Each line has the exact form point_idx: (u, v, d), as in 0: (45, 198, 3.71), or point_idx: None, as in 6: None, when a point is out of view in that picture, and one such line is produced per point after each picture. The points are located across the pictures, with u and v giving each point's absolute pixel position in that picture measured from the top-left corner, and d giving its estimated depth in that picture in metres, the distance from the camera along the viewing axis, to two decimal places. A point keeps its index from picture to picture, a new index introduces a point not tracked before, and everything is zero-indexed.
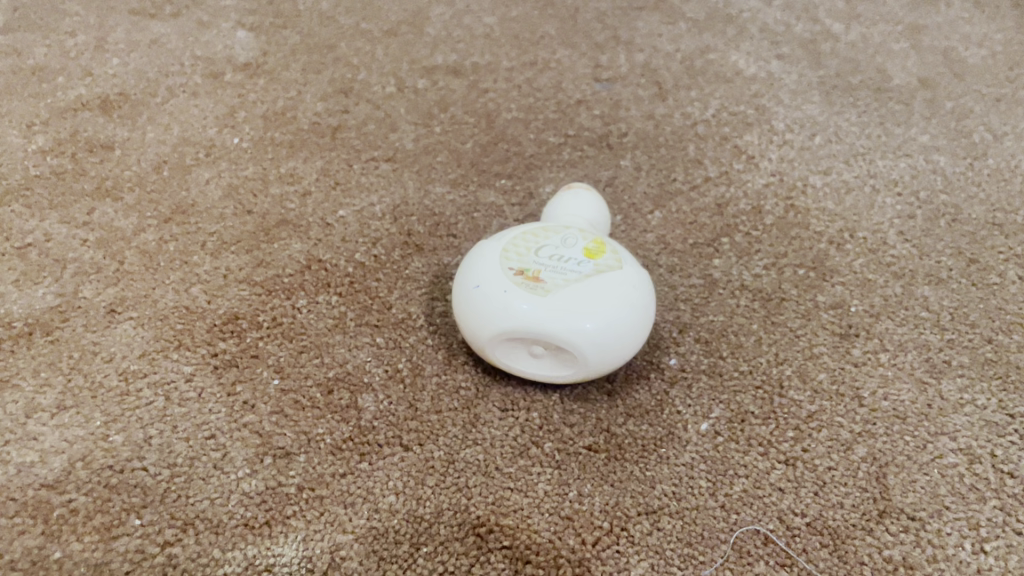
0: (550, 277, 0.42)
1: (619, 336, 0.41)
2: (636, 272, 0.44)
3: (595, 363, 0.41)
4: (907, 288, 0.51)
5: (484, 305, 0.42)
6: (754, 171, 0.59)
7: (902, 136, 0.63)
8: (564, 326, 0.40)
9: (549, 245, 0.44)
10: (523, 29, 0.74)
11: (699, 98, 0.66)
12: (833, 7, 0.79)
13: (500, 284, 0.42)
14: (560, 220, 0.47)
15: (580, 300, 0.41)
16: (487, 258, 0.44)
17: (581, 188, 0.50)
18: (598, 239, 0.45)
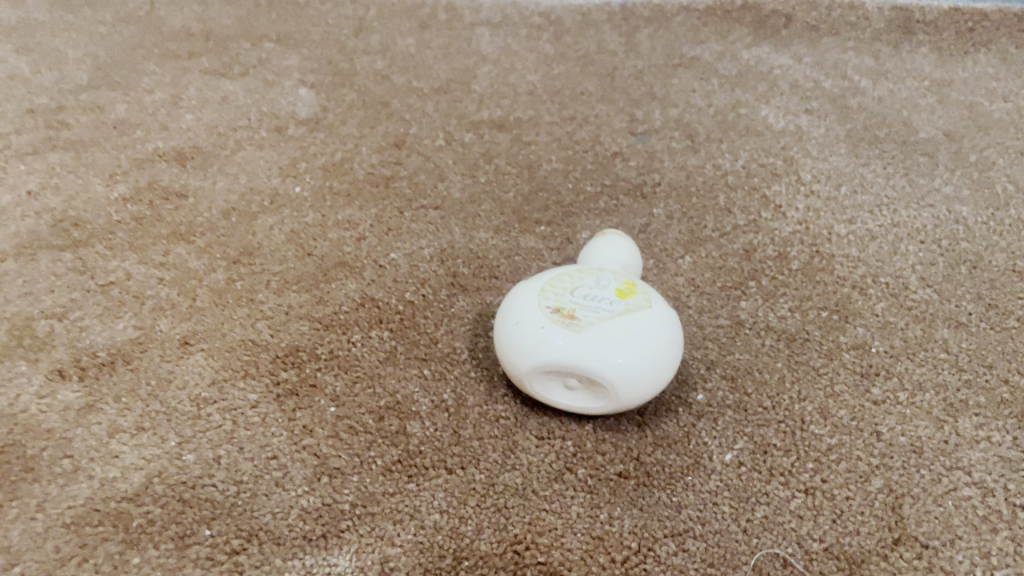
0: (584, 315, 0.46)
1: (648, 371, 0.44)
2: (666, 313, 0.47)
3: (624, 396, 0.45)
4: (927, 330, 0.53)
5: (522, 340, 0.45)
6: (782, 219, 0.62)
7: (926, 187, 0.66)
8: (597, 361, 0.44)
9: (583, 287, 0.48)
10: (564, 86, 0.78)
11: (729, 150, 0.70)
12: (862, 63, 0.82)
13: (538, 321, 0.46)
14: (594, 264, 0.50)
15: (612, 337, 0.44)
16: (527, 297, 0.48)
17: (615, 234, 0.54)
18: (629, 282, 0.48)
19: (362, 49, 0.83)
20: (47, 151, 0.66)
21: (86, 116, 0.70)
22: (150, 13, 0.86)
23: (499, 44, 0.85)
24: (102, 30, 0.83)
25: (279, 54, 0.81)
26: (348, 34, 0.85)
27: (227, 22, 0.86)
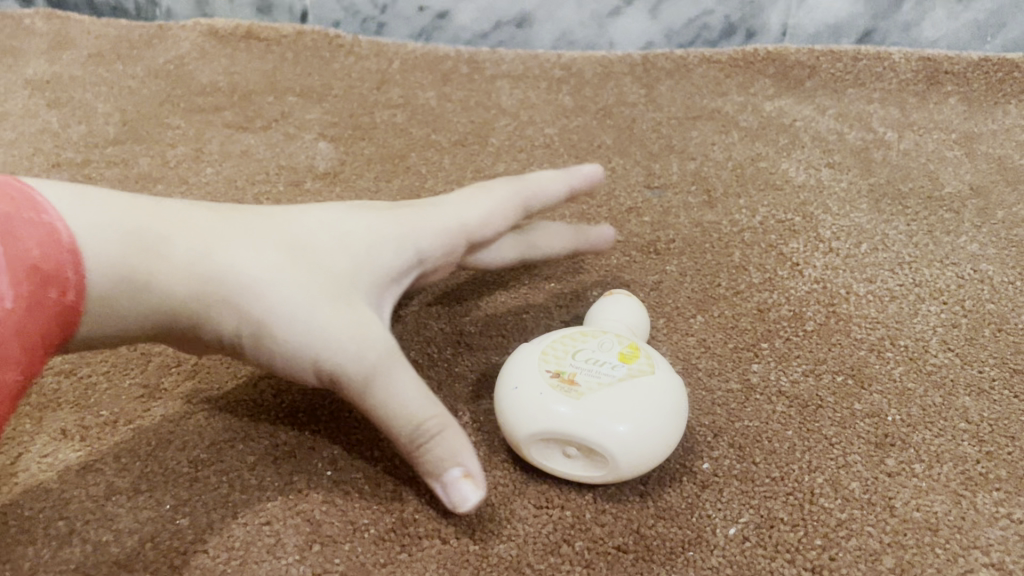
0: (583, 381, 0.45)
1: (653, 442, 0.43)
2: (669, 377, 0.46)
3: (627, 469, 0.43)
4: (947, 398, 0.51)
5: (518, 407, 0.45)
6: (798, 278, 0.61)
7: (950, 244, 0.64)
8: (597, 429, 0.42)
9: (583, 352, 0.47)
10: (582, 139, 0.78)
11: (747, 205, 0.69)
12: (888, 115, 0.81)
13: (538, 386, 0.45)
14: (595, 328, 0.50)
15: (614, 405, 0.43)
16: (525, 363, 0.47)
17: (622, 296, 0.53)
18: (632, 345, 0.48)
19: (384, 102, 0.84)
20: None
21: (110, 170, 0.72)
22: (179, 67, 0.88)
23: (519, 96, 0.85)
24: (132, 84, 0.85)
25: (301, 108, 0.82)
26: (369, 87, 0.86)
27: (252, 76, 0.87)
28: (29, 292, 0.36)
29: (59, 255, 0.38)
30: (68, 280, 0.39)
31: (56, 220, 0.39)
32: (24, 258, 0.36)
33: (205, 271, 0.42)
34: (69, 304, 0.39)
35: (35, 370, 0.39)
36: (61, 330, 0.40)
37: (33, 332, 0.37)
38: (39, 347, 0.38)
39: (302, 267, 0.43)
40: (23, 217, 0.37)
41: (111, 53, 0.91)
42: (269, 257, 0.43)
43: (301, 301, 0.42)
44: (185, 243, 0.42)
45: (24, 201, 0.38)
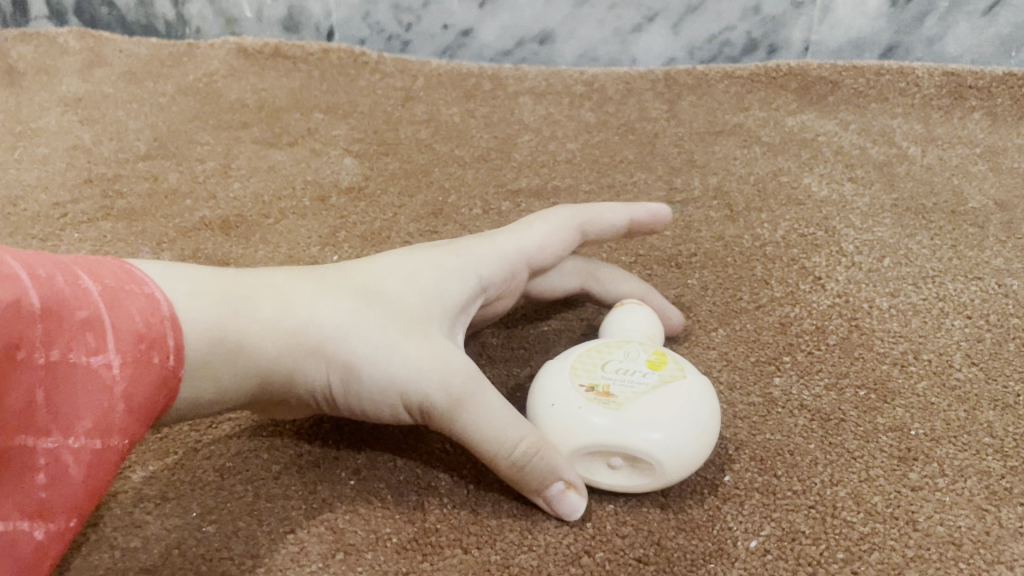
0: (617, 391, 0.45)
1: (694, 445, 0.43)
2: (699, 379, 0.47)
3: (671, 474, 0.43)
4: (971, 412, 0.51)
5: (558, 422, 0.45)
6: (820, 291, 0.61)
7: (974, 259, 0.64)
8: (640, 437, 0.43)
9: (612, 363, 0.48)
10: (603, 154, 0.79)
11: (769, 219, 0.69)
12: (911, 129, 0.81)
13: (574, 400, 0.45)
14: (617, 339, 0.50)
15: (653, 412, 0.44)
16: (557, 378, 0.47)
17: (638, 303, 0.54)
18: (659, 352, 0.48)
19: (408, 118, 0.85)
20: (101, 220, 0.68)
21: (140, 185, 0.73)
22: (208, 85, 0.90)
23: (542, 112, 0.86)
24: (162, 101, 0.87)
25: (327, 124, 0.83)
26: (394, 104, 0.88)
27: (280, 93, 0.89)
28: (133, 358, 0.35)
29: (160, 321, 0.37)
30: (167, 347, 0.37)
31: (155, 291, 0.38)
32: (126, 327, 0.36)
33: (292, 327, 0.43)
34: (171, 370, 0.38)
35: (137, 434, 0.36)
36: (162, 397, 0.38)
37: (137, 400, 0.36)
38: (146, 414, 0.36)
39: (379, 312, 0.45)
40: (123, 289, 0.37)
41: (143, 71, 0.93)
42: (346, 308, 0.45)
43: (386, 342, 0.44)
44: (271, 305, 0.44)
45: (124, 275, 0.37)
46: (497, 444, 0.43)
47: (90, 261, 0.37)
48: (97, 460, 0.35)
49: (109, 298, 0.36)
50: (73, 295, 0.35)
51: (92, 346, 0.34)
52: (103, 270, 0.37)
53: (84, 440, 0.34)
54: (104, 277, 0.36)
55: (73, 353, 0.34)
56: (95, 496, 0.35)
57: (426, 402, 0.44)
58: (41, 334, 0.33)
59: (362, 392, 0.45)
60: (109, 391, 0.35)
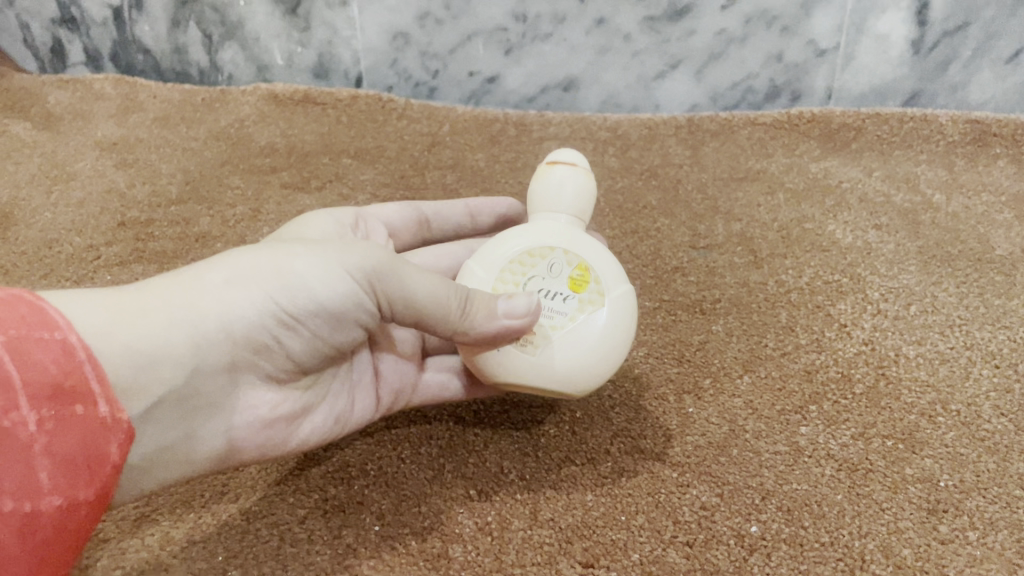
0: (541, 323, 0.49)
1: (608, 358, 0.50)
2: (620, 301, 0.50)
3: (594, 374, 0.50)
4: (1001, 463, 0.50)
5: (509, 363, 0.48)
6: (846, 339, 0.61)
7: (1002, 307, 0.63)
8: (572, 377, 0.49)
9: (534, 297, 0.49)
10: (627, 200, 0.80)
11: (794, 265, 0.69)
12: (936, 177, 0.81)
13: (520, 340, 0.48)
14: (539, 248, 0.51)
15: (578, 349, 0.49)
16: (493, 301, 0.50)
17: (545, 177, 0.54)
18: (581, 266, 0.50)
19: (434, 163, 0.87)
20: (133, 263, 0.70)
21: (172, 229, 0.75)
22: (239, 130, 0.92)
23: None
24: (194, 145, 0.89)
25: (355, 169, 0.85)
26: (420, 149, 0.89)
27: (310, 138, 0.90)
28: (51, 412, 0.36)
29: (80, 368, 0.37)
30: (93, 393, 0.38)
31: (70, 333, 0.38)
32: (39, 379, 0.36)
33: (191, 292, 0.44)
34: (106, 418, 0.38)
35: (78, 490, 0.37)
36: (103, 446, 0.38)
37: (63, 455, 0.37)
38: (79, 467, 0.37)
39: (255, 249, 0.47)
40: (33, 337, 0.37)
41: (176, 116, 0.95)
42: (223, 263, 0.45)
43: (301, 253, 0.46)
44: (155, 284, 0.44)
45: (33, 318, 0.37)
46: (439, 287, 0.46)
47: None
48: (32, 526, 0.36)
49: (15, 351, 0.36)
50: None
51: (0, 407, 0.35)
52: (9, 316, 0.37)
53: (10, 504, 0.35)
54: (7, 327, 0.36)
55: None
56: (44, 564, 0.37)
57: (361, 278, 0.46)
58: None
59: (308, 300, 0.46)
60: (27, 451, 0.36)
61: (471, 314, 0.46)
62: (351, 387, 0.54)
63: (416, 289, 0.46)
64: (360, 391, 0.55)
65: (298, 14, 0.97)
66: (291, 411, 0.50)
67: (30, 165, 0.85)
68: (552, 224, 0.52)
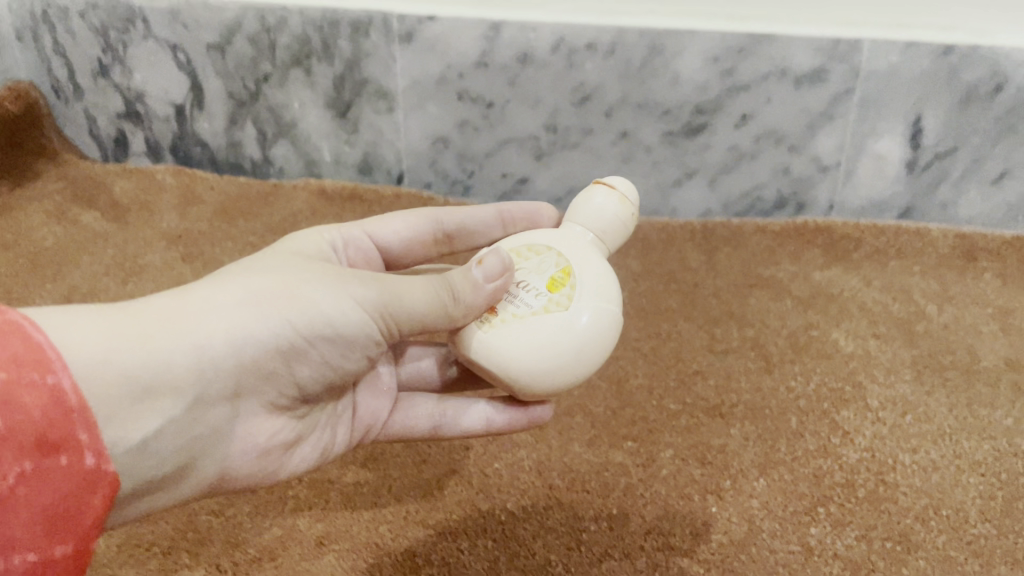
0: (506, 310, 0.55)
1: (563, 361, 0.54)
2: (585, 309, 0.54)
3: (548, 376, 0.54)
4: (986, 566, 0.58)
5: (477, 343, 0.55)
6: (849, 445, 0.68)
7: (987, 418, 0.71)
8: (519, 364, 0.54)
9: (521, 271, 0.57)
10: (649, 302, 0.88)
11: (802, 372, 0.77)
12: (928, 287, 0.90)
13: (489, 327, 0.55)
14: (540, 239, 0.59)
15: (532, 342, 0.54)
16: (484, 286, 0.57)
17: (596, 186, 0.61)
18: (566, 271, 0.56)
19: None
20: None
21: None
22: (293, 225, 1.01)
23: None
24: (253, 240, 0.98)
25: None
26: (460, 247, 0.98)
27: None
28: (31, 463, 0.39)
29: (68, 418, 0.40)
30: (80, 443, 0.41)
31: (61, 379, 0.41)
32: (26, 427, 0.39)
33: (203, 319, 0.48)
34: (90, 468, 0.41)
35: (55, 538, 0.40)
36: (82, 494, 0.41)
37: (42, 503, 0.40)
38: (59, 518, 0.40)
39: (256, 275, 0.52)
40: (25, 380, 0.39)
41: (235, 209, 1.04)
42: (227, 290, 0.50)
43: (305, 285, 0.52)
44: (162, 305, 0.48)
45: (30, 359, 0.40)
46: (431, 293, 0.54)
47: None
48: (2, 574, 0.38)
49: (3, 398, 0.38)
50: None
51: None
52: (5, 355, 0.39)
53: None
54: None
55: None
56: None
57: (371, 305, 0.52)
58: None
59: (323, 325, 0.51)
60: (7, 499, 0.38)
61: (462, 298, 0.54)
62: (332, 421, 0.61)
63: (412, 299, 0.53)
64: (341, 424, 0.62)
65: (348, 117, 1.07)
66: (283, 437, 0.56)
67: (105, 257, 0.94)
68: (575, 234, 0.59)
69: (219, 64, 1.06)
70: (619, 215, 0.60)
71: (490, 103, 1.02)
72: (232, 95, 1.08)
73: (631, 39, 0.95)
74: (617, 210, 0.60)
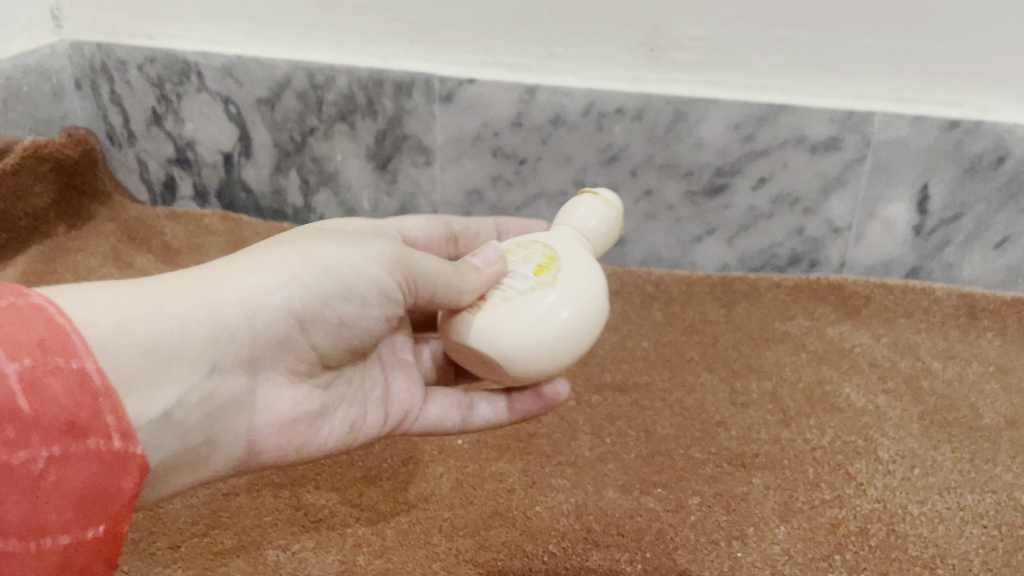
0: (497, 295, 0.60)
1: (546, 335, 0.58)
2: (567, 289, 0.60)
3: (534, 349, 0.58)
4: None
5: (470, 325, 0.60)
6: (862, 496, 0.74)
7: (989, 472, 0.77)
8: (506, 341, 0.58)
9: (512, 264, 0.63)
10: (673, 354, 0.94)
11: (817, 424, 0.83)
12: (934, 345, 0.96)
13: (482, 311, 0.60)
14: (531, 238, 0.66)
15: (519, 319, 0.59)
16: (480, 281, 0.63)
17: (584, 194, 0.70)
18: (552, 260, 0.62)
19: None
20: None
21: None
22: None
23: (619, 310, 1.03)
24: None
25: None
26: None
27: None
28: (59, 447, 0.41)
29: (93, 400, 0.43)
30: (106, 427, 0.44)
31: (84, 364, 0.43)
32: (54, 412, 0.41)
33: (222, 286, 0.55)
34: (117, 450, 0.44)
35: (86, 520, 0.43)
36: (110, 476, 0.44)
37: (71, 486, 0.42)
38: (89, 500, 0.43)
39: (269, 249, 0.58)
40: (52, 366, 0.42)
41: None
42: (240, 264, 0.57)
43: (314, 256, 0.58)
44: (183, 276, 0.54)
45: (55, 346, 0.43)
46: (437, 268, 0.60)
47: (19, 327, 0.42)
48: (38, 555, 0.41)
49: (31, 384, 0.41)
50: None
51: (10, 442, 0.40)
52: (32, 342, 0.42)
53: (21, 539, 0.40)
54: (26, 358, 0.41)
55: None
56: None
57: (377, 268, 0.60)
58: None
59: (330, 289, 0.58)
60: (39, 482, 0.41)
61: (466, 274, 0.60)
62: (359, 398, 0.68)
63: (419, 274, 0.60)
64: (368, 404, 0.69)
65: (388, 169, 1.13)
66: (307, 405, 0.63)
67: None
68: (565, 230, 0.67)
69: (269, 117, 1.13)
70: (605, 215, 0.68)
71: (523, 160, 1.09)
72: (279, 145, 1.15)
73: (658, 105, 1.02)
74: (602, 211, 0.68)
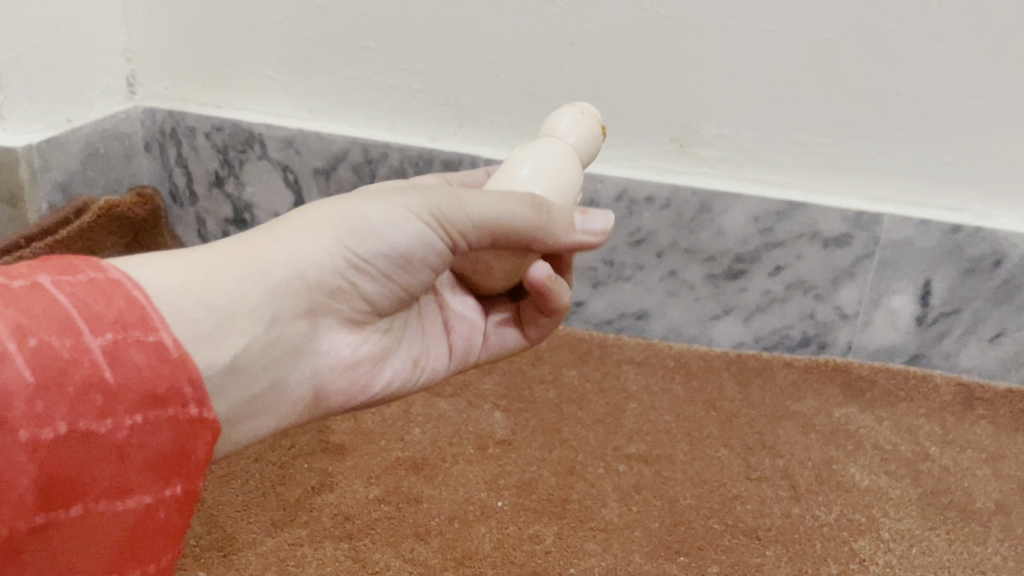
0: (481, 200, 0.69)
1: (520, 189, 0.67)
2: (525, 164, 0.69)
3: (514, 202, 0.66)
4: None
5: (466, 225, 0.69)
6: (865, 572, 0.82)
7: (980, 554, 0.85)
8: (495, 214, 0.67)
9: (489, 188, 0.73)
10: (693, 427, 1.03)
11: (825, 502, 0.91)
12: (932, 430, 1.04)
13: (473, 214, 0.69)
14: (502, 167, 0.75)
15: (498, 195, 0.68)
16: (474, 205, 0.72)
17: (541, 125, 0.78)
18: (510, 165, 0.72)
19: (539, 377, 1.12)
20: (321, 454, 0.95)
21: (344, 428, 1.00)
22: None
23: (642, 383, 1.11)
24: None
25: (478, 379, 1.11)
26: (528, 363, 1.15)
27: None
28: (143, 415, 0.48)
29: (170, 368, 0.49)
30: (183, 396, 0.50)
31: (160, 336, 0.50)
32: (136, 381, 0.48)
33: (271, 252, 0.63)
34: (193, 417, 0.51)
35: (164, 478, 0.49)
36: (187, 441, 0.50)
37: (152, 448, 0.48)
38: (169, 462, 0.49)
39: (318, 214, 0.66)
40: (133, 340, 0.48)
41: None
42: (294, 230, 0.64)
43: (354, 218, 0.65)
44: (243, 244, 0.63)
45: (134, 321, 0.49)
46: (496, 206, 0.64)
47: (103, 305, 0.49)
48: (119, 518, 0.47)
49: (114, 356, 0.47)
50: (78, 356, 0.46)
51: (101, 409, 0.46)
52: (114, 319, 0.48)
53: (111, 496, 0.46)
54: (109, 332, 0.48)
55: (84, 424, 0.45)
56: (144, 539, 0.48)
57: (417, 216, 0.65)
58: (71, 393, 0.45)
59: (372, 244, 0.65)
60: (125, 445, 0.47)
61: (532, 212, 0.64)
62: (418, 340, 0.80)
63: (481, 210, 0.64)
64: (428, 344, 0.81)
65: None
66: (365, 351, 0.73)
67: None
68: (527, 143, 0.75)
69: (323, 185, 1.22)
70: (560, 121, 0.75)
71: None
72: None
73: (684, 195, 1.11)
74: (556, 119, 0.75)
